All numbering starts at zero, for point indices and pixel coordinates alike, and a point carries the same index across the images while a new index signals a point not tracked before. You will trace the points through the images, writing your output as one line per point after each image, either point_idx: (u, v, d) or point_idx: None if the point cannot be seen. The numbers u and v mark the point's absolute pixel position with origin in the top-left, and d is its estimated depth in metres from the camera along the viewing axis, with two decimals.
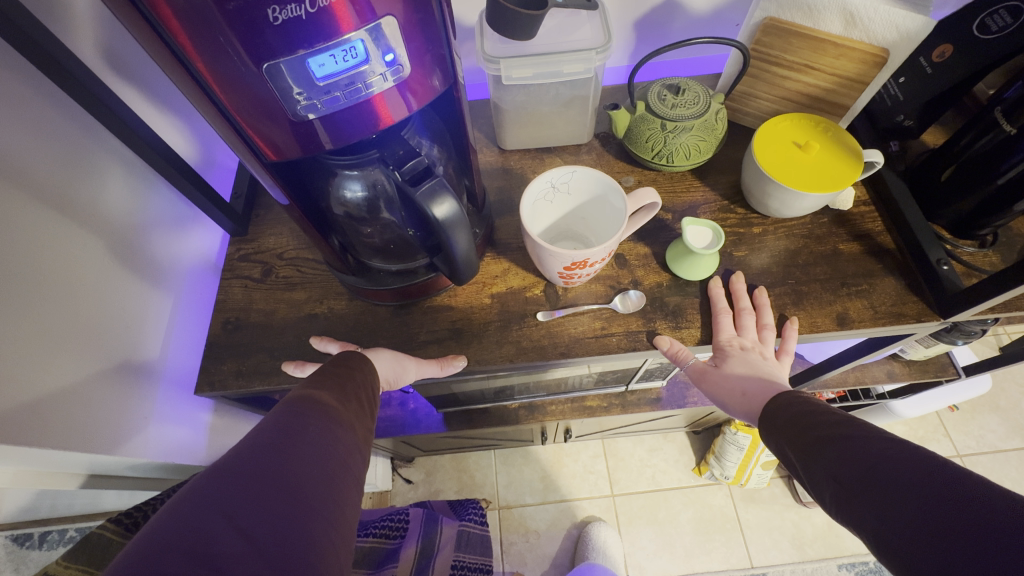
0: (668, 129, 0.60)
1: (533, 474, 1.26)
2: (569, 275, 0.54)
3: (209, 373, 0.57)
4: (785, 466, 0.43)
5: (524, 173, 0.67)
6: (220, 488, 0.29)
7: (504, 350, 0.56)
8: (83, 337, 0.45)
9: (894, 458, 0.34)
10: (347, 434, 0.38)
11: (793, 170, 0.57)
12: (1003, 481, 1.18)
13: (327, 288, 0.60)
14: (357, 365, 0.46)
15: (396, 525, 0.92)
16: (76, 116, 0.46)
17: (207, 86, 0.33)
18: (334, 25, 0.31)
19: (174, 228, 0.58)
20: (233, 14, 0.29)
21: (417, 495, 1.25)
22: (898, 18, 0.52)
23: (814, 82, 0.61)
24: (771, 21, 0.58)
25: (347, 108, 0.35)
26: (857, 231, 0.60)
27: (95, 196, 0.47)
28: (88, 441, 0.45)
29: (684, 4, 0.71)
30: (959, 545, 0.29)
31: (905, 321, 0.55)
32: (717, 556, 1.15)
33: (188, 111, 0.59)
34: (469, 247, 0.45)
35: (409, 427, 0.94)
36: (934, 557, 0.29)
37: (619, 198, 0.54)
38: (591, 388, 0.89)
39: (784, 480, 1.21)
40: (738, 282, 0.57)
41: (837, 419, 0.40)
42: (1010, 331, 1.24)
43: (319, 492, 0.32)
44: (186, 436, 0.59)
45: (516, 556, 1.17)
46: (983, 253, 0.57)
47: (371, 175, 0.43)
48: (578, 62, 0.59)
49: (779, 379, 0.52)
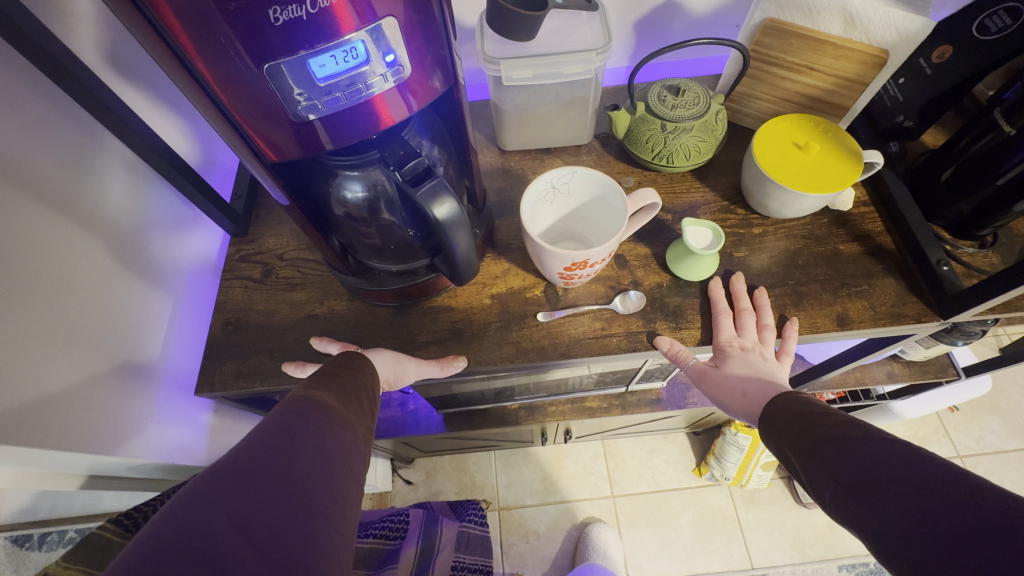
0: (668, 130, 0.60)
1: (534, 475, 1.26)
2: (569, 276, 0.54)
3: (209, 374, 0.57)
4: (786, 466, 0.43)
5: (524, 174, 0.67)
6: (220, 488, 0.30)
7: (504, 351, 0.56)
8: (83, 338, 0.45)
9: (894, 459, 0.34)
10: (347, 435, 0.38)
11: (793, 170, 0.57)
12: (1003, 482, 1.17)
13: (327, 289, 0.60)
14: (357, 366, 0.46)
15: (397, 526, 0.92)
16: (77, 116, 0.46)
17: (208, 86, 0.33)
18: (334, 26, 0.31)
19: (174, 228, 0.58)
20: (233, 15, 0.29)
21: (417, 496, 1.25)
22: (898, 20, 0.52)
23: (814, 83, 0.61)
24: (771, 22, 0.58)
25: (348, 108, 0.36)
26: (857, 232, 0.60)
27: (96, 196, 0.47)
28: (88, 442, 0.45)
29: (684, 5, 0.71)
30: (960, 545, 0.29)
31: (905, 321, 0.55)
32: (717, 557, 1.15)
33: (189, 111, 0.59)
34: (469, 248, 0.45)
35: (409, 428, 0.94)
36: (934, 558, 0.29)
37: (619, 198, 0.54)
38: (591, 389, 0.89)
39: (784, 481, 1.21)
40: (738, 283, 0.57)
41: (839, 419, 0.40)
42: (1010, 332, 1.24)
43: (320, 493, 0.32)
44: (187, 437, 0.59)
45: (516, 557, 1.17)
46: (983, 254, 0.57)
47: (372, 175, 0.43)
48: (578, 62, 0.59)
49: (779, 380, 0.52)
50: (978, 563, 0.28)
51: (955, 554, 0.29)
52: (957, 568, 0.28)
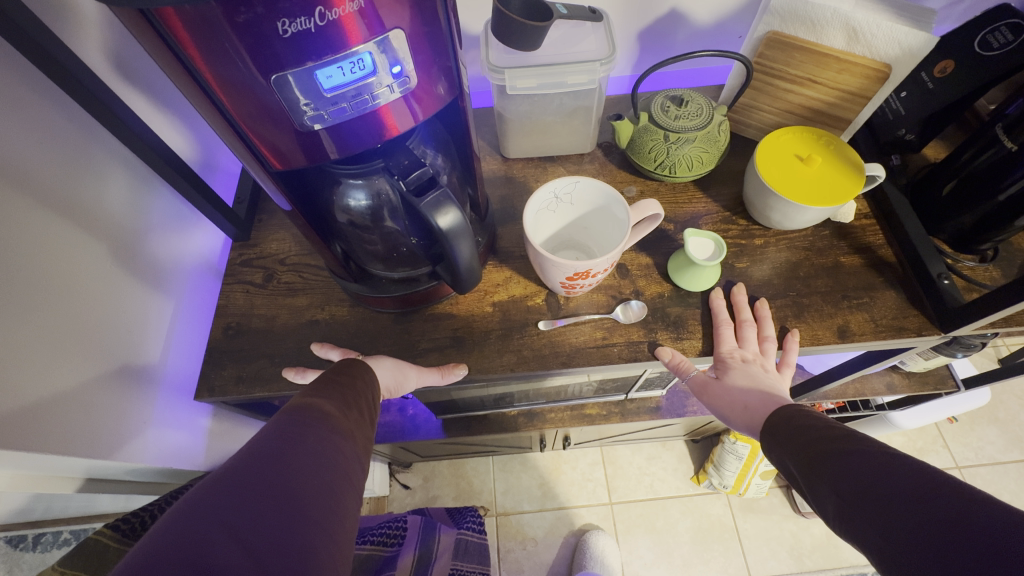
0: (671, 140, 0.60)
1: (532, 481, 1.26)
2: (570, 285, 0.54)
3: (209, 379, 0.57)
4: (787, 478, 0.43)
5: (527, 182, 0.67)
6: (218, 500, 0.29)
7: (505, 359, 0.56)
8: (83, 342, 0.45)
9: (893, 470, 0.34)
10: (348, 445, 0.37)
11: (795, 183, 0.57)
12: (1002, 493, 1.17)
13: (329, 295, 0.60)
14: (357, 373, 0.46)
15: (394, 533, 0.91)
16: (79, 119, 0.46)
17: (213, 93, 0.33)
18: (342, 38, 0.31)
19: (175, 230, 0.58)
20: (242, 26, 0.29)
21: (414, 501, 1.25)
22: (900, 35, 0.53)
23: (816, 95, 0.62)
24: (773, 35, 0.58)
25: (354, 119, 0.36)
26: (858, 244, 0.60)
27: (97, 199, 0.47)
28: (87, 445, 0.45)
29: (688, 16, 0.71)
30: (960, 550, 0.29)
31: (906, 334, 0.55)
32: (715, 565, 1.15)
33: (191, 115, 0.59)
34: (472, 256, 0.45)
35: (408, 433, 0.94)
36: (934, 559, 0.30)
37: (621, 208, 0.54)
38: (590, 397, 0.89)
39: (783, 489, 1.21)
40: (738, 293, 0.57)
41: (840, 433, 0.40)
42: (1009, 343, 1.25)
43: (319, 503, 0.32)
44: (185, 441, 0.59)
45: (513, 563, 1.17)
46: (984, 268, 0.58)
47: (376, 184, 0.44)
48: (581, 73, 0.59)
49: (780, 392, 0.51)
50: (979, 562, 0.28)
51: (958, 557, 0.29)
52: (955, 569, 0.28)
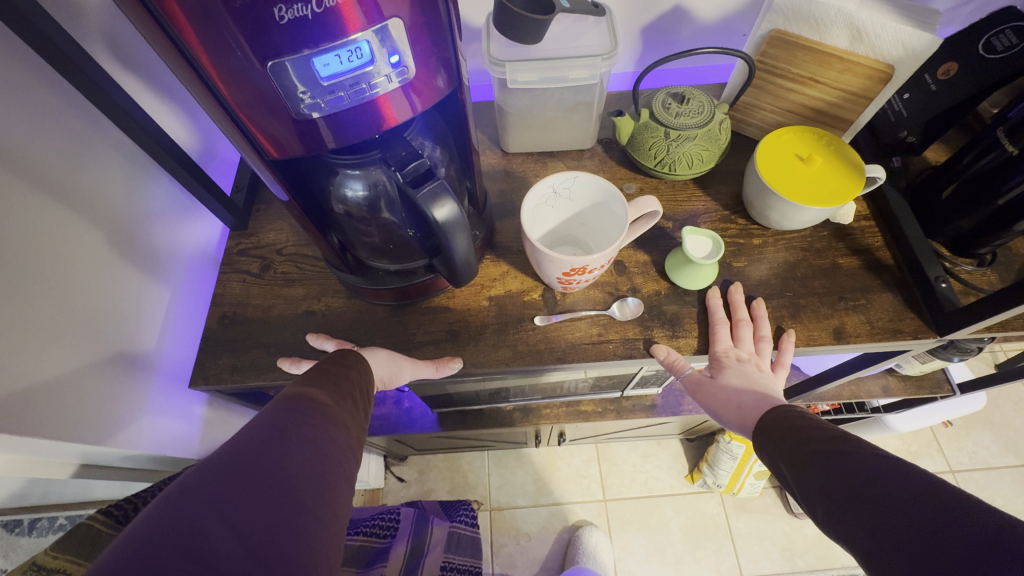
0: (671, 138, 0.60)
1: (526, 477, 1.26)
2: (567, 280, 0.54)
3: (204, 367, 0.57)
4: (778, 479, 0.43)
5: (526, 176, 0.67)
6: (212, 485, 0.29)
7: (500, 354, 0.56)
8: (79, 330, 0.45)
9: (886, 473, 0.34)
10: (341, 436, 0.38)
11: (795, 183, 0.57)
12: (993, 499, 1.18)
13: (325, 286, 0.60)
14: (353, 363, 0.46)
15: (386, 524, 0.93)
16: (78, 104, 0.45)
17: (209, 78, 0.32)
18: (340, 24, 0.31)
19: (172, 218, 0.58)
20: (239, 12, 0.29)
21: (409, 493, 1.26)
22: (904, 35, 0.52)
23: (819, 95, 0.61)
24: (777, 33, 0.58)
25: (351, 108, 0.36)
26: (857, 245, 0.60)
27: (95, 185, 0.47)
28: (82, 429, 0.45)
29: (692, 12, 0.71)
30: (948, 552, 0.29)
31: (902, 337, 0.55)
32: (707, 564, 1.15)
33: (191, 102, 0.59)
34: (468, 250, 0.45)
35: (403, 426, 0.94)
36: (916, 559, 0.30)
37: (620, 205, 0.54)
38: (586, 394, 0.89)
39: (777, 489, 1.22)
40: (736, 293, 0.57)
41: (832, 435, 0.40)
42: (1007, 348, 1.25)
43: (311, 493, 0.32)
44: (181, 429, 0.59)
45: (506, 558, 1.17)
46: (981, 272, 0.58)
47: (373, 175, 0.43)
48: (583, 68, 0.58)
49: (774, 393, 0.52)
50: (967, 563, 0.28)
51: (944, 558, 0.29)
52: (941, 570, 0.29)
